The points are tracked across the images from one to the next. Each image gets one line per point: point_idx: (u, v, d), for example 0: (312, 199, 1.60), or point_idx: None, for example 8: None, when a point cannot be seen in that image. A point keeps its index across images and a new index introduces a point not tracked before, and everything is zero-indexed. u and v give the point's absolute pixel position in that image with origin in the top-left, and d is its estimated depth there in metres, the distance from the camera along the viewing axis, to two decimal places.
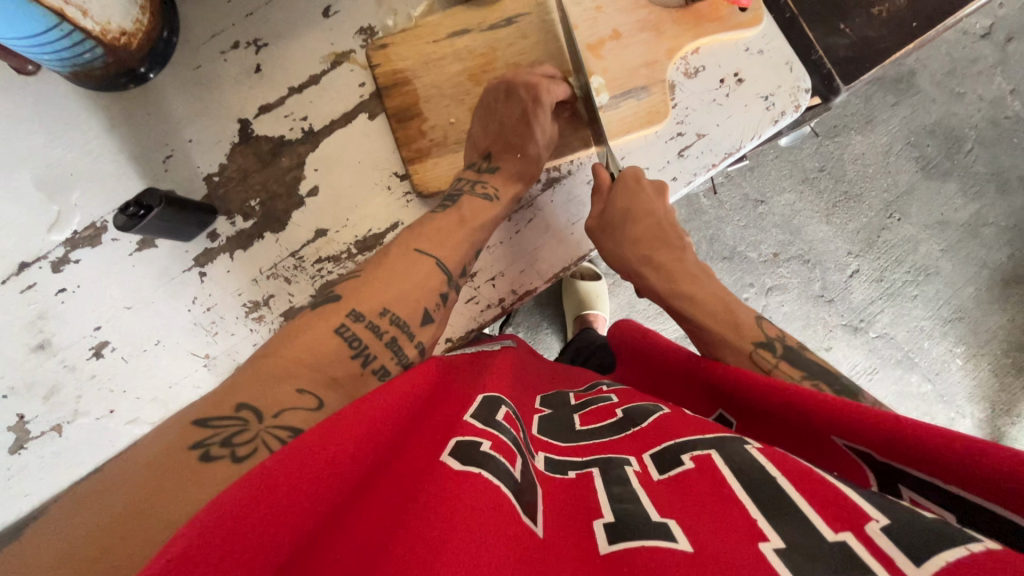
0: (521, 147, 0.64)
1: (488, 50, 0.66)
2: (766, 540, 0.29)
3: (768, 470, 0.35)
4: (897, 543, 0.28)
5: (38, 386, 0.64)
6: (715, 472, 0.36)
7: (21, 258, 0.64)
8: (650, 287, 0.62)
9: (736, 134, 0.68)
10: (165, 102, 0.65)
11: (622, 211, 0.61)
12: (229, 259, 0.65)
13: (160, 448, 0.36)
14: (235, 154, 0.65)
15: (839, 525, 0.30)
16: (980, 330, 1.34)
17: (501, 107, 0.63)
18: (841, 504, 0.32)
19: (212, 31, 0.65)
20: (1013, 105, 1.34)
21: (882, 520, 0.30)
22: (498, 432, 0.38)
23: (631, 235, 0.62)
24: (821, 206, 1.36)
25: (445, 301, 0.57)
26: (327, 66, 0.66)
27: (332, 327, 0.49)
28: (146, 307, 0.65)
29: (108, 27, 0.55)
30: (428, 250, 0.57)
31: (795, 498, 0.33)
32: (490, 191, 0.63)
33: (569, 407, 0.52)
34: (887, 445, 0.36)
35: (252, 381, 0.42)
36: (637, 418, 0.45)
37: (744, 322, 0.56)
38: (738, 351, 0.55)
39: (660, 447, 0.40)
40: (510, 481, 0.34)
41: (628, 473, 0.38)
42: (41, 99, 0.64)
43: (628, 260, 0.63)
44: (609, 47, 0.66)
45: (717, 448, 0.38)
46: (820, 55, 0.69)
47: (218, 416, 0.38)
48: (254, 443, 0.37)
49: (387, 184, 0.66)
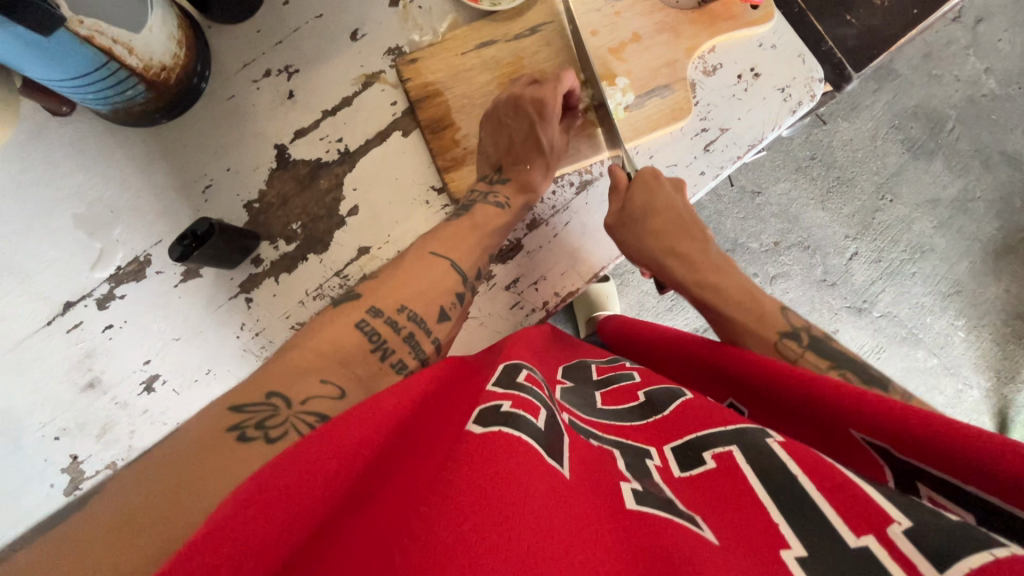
0: (530, 159, 0.66)
1: (514, 59, 0.68)
2: (788, 547, 0.29)
3: (789, 468, 0.35)
4: (919, 545, 0.28)
5: (90, 425, 0.64)
6: (738, 473, 0.36)
7: (65, 298, 0.64)
8: (674, 278, 0.63)
9: (758, 126, 0.70)
10: (202, 133, 0.66)
11: (641, 207, 0.62)
12: (275, 283, 0.66)
13: (200, 429, 0.37)
14: (273, 180, 0.66)
15: (862, 528, 0.30)
16: (979, 302, 1.38)
17: (510, 120, 0.65)
18: (864, 504, 0.32)
19: (244, 61, 0.66)
20: (989, 84, 1.39)
21: (905, 521, 0.30)
22: (517, 392, 0.39)
23: (651, 228, 0.62)
24: (815, 193, 1.40)
25: (460, 300, 0.58)
26: (358, 88, 0.67)
27: (353, 322, 0.50)
28: (195, 337, 0.65)
29: (151, 63, 0.56)
30: (444, 253, 0.59)
31: (816, 498, 0.33)
32: (501, 199, 0.65)
33: (592, 384, 0.54)
34: (910, 446, 0.38)
35: (282, 373, 0.43)
36: (659, 403, 0.47)
37: (770, 311, 0.58)
38: (764, 341, 0.56)
39: (682, 441, 0.41)
40: (535, 433, 0.35)
41: (650, 469, 0.39)
42: (77, 138, 0.64)
43: (656, 255, 0.64)
44: (631, 49, 0.69)
45: (738, 442, 0.39)
46: (830, 46, 0.72)
47: (251, 402, 0.39)
48: (285, 425, 0.39)
49: (426, 199, 0.68)
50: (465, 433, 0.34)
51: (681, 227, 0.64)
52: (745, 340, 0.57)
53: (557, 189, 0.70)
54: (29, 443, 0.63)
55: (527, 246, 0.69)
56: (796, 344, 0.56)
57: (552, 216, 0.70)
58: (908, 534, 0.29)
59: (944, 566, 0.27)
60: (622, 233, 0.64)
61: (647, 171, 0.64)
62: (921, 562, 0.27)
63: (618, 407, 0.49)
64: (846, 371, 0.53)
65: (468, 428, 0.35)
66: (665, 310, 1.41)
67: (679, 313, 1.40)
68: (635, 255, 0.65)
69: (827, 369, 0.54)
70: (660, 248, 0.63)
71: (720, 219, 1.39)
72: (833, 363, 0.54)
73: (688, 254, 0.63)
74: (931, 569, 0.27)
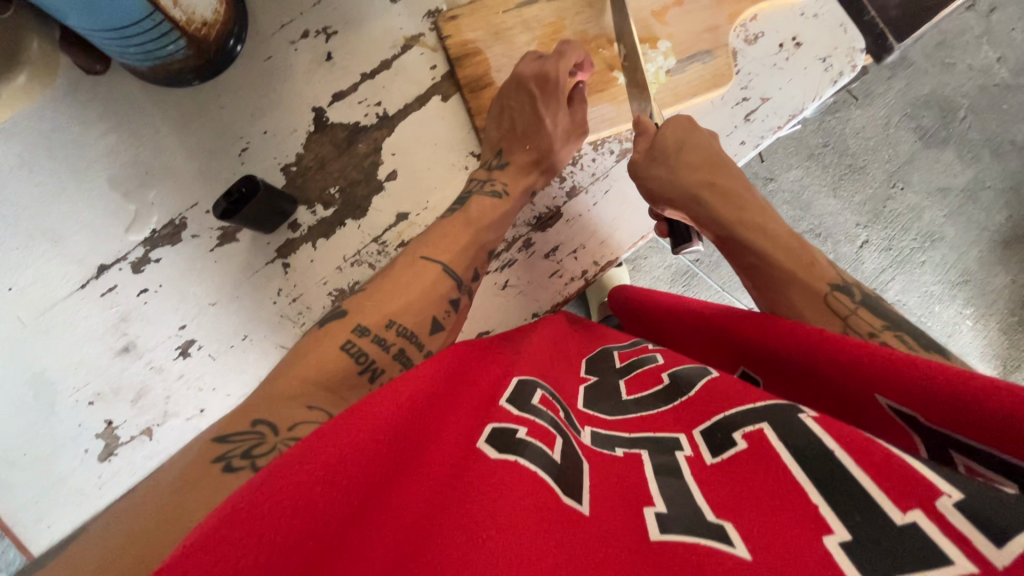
0: (533, 138, 0.64)
1: (555, 19, 0.67)
2: (830, 533, 0.28)
3: (823, 443, 0.33)
4: (971, 519, 0.26)
5: (125, 390, 0.63)
6: (770, 452, 0.34)
7: (99, 261, 0.63)
8: (712, 212, 0.60)
9: (799, 97, 0.69)
10: (239, 93, 0.64)
11: (676, 142, 0.62)
12: (312, 249, 0.65)
13: (185, 466, 0.36)
14: (311, 143, 0.65)
15: (905, 502, 0.28)
16: (987, 291, 1.39)
17: (512, 101, 0.64)
18: (908, 474, 0.29)
19: (282, 21, 0.65)
20: (1001, 73, 1.39)
21: (955, 493, 0.28)
22: (532, 416, 0.38)
23: (682, 162, 0.61)
24: (827, 180, 1.40)
25: (456, 308, 0.58)
26: (398, 50, 0.66)
27: (339, 344, 0.49)
28: (231, 303, 0.64)
29: (193, 17, 0.55)
30: (434, 257, 0.58)
31: (850, 468, 0.31)
32: (498, 188, 0.63)
33: (615, 372, 0.53)
34: (929, 401, 0.36)
35: (266, 403, 0.42)
36: (683, 385, 0.45)
37: (821, 262, 0.55)
38: (810, 291, 0.53)
39: (711, 423, 0.39)
40: (549, 465, 0.34)
41: (679, 460, 0.37)
42: (112, 97, 0.63)
43: (691, 188, 0.61)
44: (674, 13, 0.68)
45: (770, 422, 0.36)
46: (872, 16, 0.71)
47: (237, 432, 0.38)
48: (273, 452, 0.37)
49: (465, 164, 0.67)
50: (480, 456, 0.33)
51: (714, 161, 0.62)
52: (787, 289, 0.54)
53: (596, 156, 0.69)
54: (62, 408, 0.62)
55: (566, 214, 0.68)
56: (849, 300, 0.53)
57: (591, 184, 0.69)
58: (959, 506, 0.27)
59: (1004, 542, 0.24)
60: (651, 169, 0.63)
61: (683, 116, 0.64)
62: (980, 542, 0.25)
63: (641, 395, 0.47)
64: (904, 333, 0.49)
65: (479, 447, 0.34)
66: None
67: (691, 298, 1.40)
68: (666, 194, 0.62)
69: (879, 327, 0.50)
70: (698, 181, 0.61)
71: None
72: (887, 321, 0.51)
73: (730, 190, 0.60)
74: (990, 544, 0.25)
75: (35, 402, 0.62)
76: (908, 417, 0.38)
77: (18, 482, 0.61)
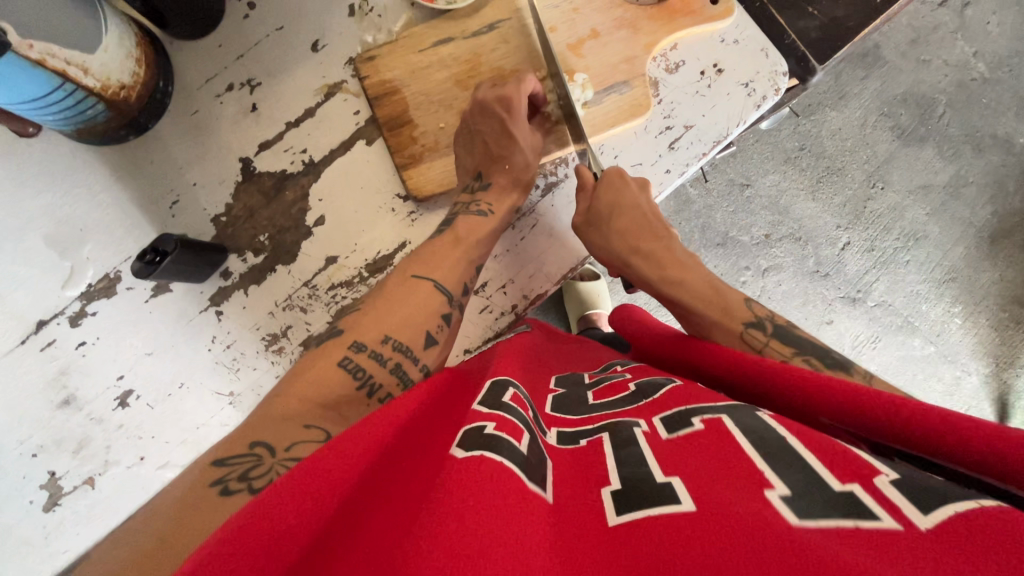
0: (507, 158, 0.66)
1: (471, 56, 0.68)
2: (772, 487, 0.29)
3: (777, 429, 0.35)
4: (903, 493, 0.28)
5: (67, 441, 0.65)
6: (721, 427, 0.36)
7: (37, 317, 0.65)
8: (640, 275, 0.64)
9: (722, 122, 0.70)
10: (167, 148, 0.66)
11: (609, 206, 0.62)
12: (243, 295, 0.67)
13: (185, 489, 0.37)
14: (239, 193, 0.67)
15: (846, 475, 0.30)
16: (975, 288, 1.37)
17: (479, 125, 0.65)
18: (845, 455, 0.32)
19: (206, 75, 0.67)
20: (978, 67, 1.37)
21: (892, 474, 0.30)
22: (503, 413, 0.39)
23: (615, 228, 0.63)
24: (804, 183, 1.39)
25: (447, 323, 0.59)
26: (320, 98, 0.68)
27: (336, 362, 0.51)
28: (167, 352, 0.66)
29: (108, 82, 0.57)
30: (425, 275, 0.59)
31: (800, 450, 0.33)
32: (484, 207, 0.65)
33: (583, 386, 0.53)
34: (883, 431, 0.37)
35: (263, 424, 0.43)
36: (649, 389, 0.46)
37: (734, 304, 0.58)
38: (729, 332, 0.56)
39: (673, 411, 0.40)
40: (517, 456, 0.34)
41: (637, 435, 0.38)
42: (45, 158, 0.65)
43: (621, 254, 0.64)
44: (589, 46, 0.69)
45: (729, 413, 0.38)
46: (793, 39, 0.71)
47: (234, 454, 0.39)
48: (269, 474, 0.39)
49: (391, 207, 0.68)
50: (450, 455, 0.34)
51: (642, 224, 0.64)
52: (713, 334, 0.57)
53: None
54: (6, 461, 0.64)
55: (495, 250, 0.69)
56: (762, 333, 0.56)
57: (518, 219, 0.70)
58: (896, 484, 0.29)
59: (929, 511, 0.27)
60: (589, 232, 0.65)
61: (613, 169, 0.64)
62: (908, 509, 0.27)
63: (607, 399, 0.47)
64: (857, 339, 0.53)
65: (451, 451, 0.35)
66: (656, 306, 1.40)
67: (671, 309, 1.39)
68: (601, 254, 0.65)
69: (788, 354, 0.54)
70: (625, 247, 0.64)
71: (710, 214, 1.39)
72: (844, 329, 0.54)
73: (654, 252, 0.64)
74: (918, 513, 0.27)
75: None
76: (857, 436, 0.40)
77: None
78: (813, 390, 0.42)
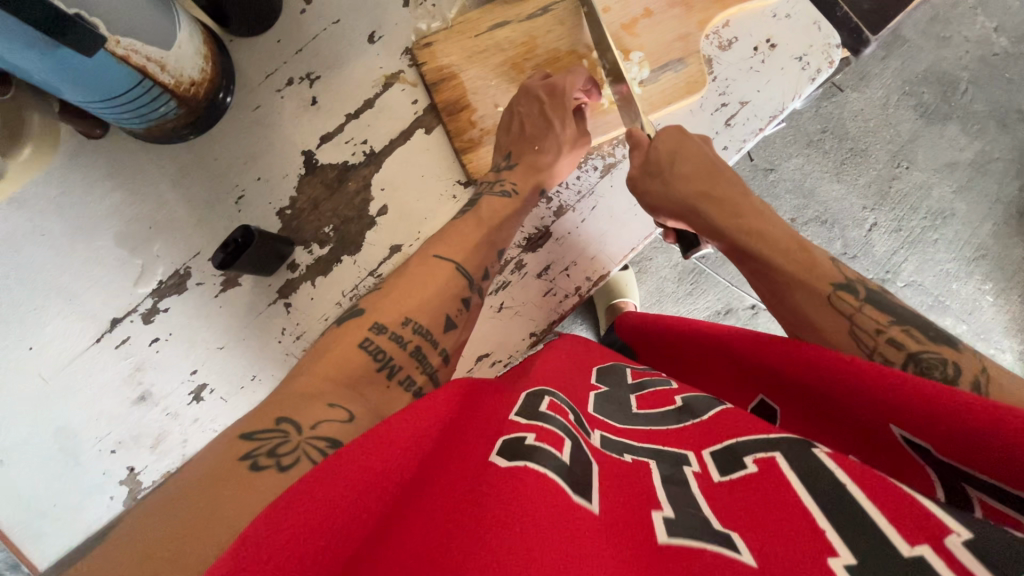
0: (541, 139, 0.66)
1: (527, 39, 0.69)
2: (835, 555, 0.27)
3: (838, 476, 0.32)
4: (983, 560, 0.26)
5: (144, 436, 0.65)
6: (778, 475, 0.34)
7: (112, 315, 0.66)
8: (709, 221, 0.61)
9: (778, 97, 0.70)
10: (231, 143, 0.67)
11: (668, 151, 0.63)
12: (311, 287, 0.67)
13: (212, 461, 0.35)
14: (304, 185, 0.68)
15: (915, 535, 0.28)
16: (1007, 265, 1.35)
17: (521, 107, 0.66)
18: (912, 510, 0.29)
19: (267, 71, 0.68)
20: (1000, 42, 1.36)
21: (964, 533, 0.27)
22: (544, 423, 0.37)
23: (680, 170, 0.62)
24: (829, 165, 1.35)
25: (467, 306, 0.58)
26: (379, 89, 0.68)
27: (357, 343, 0.50)
28: (238, 345, 0.67)
29: (181, 79, 0.58)
30: (447, 255, 0.59)
31: (861, 501, 0.30)
32: (508, 187, 0.65)
33: (626, 388, 0.52)
34: (955, 438, 0.35)
35: (287, 400, 0.42)
36: (699, 409, 0.44)
37: (823, 263, 0.54)
38: (814, 293, 0.52)
39: (722, 445, 0.38)
40: (560, 469, 0.33)
41: (685, 474, 0.37)
42: (114, 158, 0.66)
43: (689, 200, 0.62)
44: (643, 24, 0.69)
45: (782, 452, 0.35)
46: (846, 11, 0.72)
47: (262, 429, 0.38)
48: (297, 453, 0.37)
49: (452, 193, 0.68)
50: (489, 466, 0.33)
51: (709, 173, 0.62)
52: (792, 292, 0.54)
53: (581, 174, 0.71)
54: (86, 458, 0.65)
55: (556, 233, 0.69)
56: (853, 297, 0.52)
57: (578, 202, 0.70)
58: (968, 545, 0.26)
59: (1008, 574, 0.24)
60: (645, 182, 0.64)
61: (672, 126, 0.64)
62: (982, 573, 0.25)
63: (651, 411, 0.46)
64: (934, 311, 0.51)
65: (491, 460, 0.33)
66: (684, 294, 1.37)
67: (699, 296, 1.36)
68: (666, 202, 0.63)
69: (886, 323, 0.49)
70: (693, 194, 0.62)
71: None
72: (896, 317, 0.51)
73: (727, 199, 0.61)
74: None
75: (60, 455, 0.65)
76: (918, 447, 0.38)
77: (50, 533, 0.64)
78: (871, 387, 0.40)
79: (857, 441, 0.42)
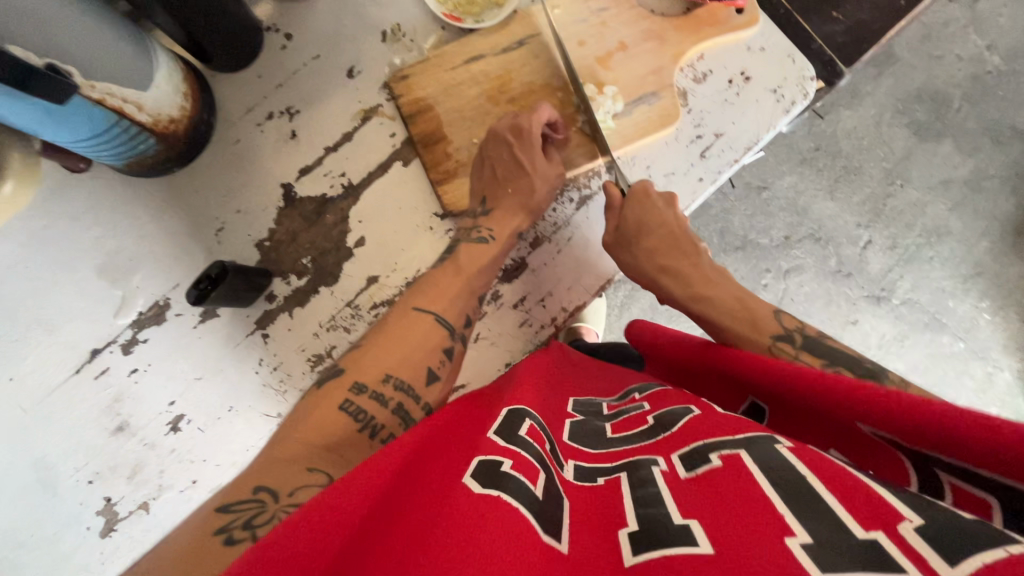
0: (513, 181, 0.67)
1: (502, 72, 0.70)
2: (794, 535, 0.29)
3: (798, 468, 0.34)
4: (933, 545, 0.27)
5: (121, 467, 0.66)
6: (743, 470, 0.35)
7: (91, 346, 0.66)
8: (667, 293, 0.66)
9: (753, 129, 0.70)
10: (213, 176, 0.68)
11: (635, 222, 0.64)
12: (289, 318, 0.68)
13: (191, 536, 0.38)
14: (282, 218, 0.68)
15: (871, 523, 0.29)
16: (1003, 283, 1.35)
17: (490, 152, 0.67)
18: (875, 502, 0.31)
19: (248, 105, 0.69)
20: (992, 60, 1.36)
21: (916, 519, 0.29)
22: (519, 449, 0.39)
23: (644, 247, 0.65)
24: (823, 184, 1.38)
25: (450, 356, 0.58)
26: (358, 122, 0.70)
27: (336, 404, 0.50)
28: (216, 375, 0.67)
29: (160, 117, 0.59)
30: (428, 307, 0.59)
31: (820, 492, 0.32)
32: (485, 233, 0.65)
33: (601, 416, 0.51)
34: (920, 433, 0.36)
35: (267, 467, 0.43)
36: (667, 421, 0.44)
37: (761, 318, 0.59)
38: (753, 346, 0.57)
39: (689, 447, 0.39)
40: (527, 497, 0.34)
41: (655, 474, 0.38)
42: (97, 191, 0.67)
43: (651, 277, 0.67)
44: (617, 58, 0.70)
45: (746, 447, 0.37)
46: (820, 44, 0.73)
47: (239, 500, 0.40)
48: (272, 521, 0.38)
49: (429, 225, 0.69)
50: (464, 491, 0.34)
51: (671, 243, 0.66)
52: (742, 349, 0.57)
53: (557, 206, 0.71)
54: (63, 489, 0.65)
55: (531, 264, 0.70)
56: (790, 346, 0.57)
57: (553, 233, 0.71)
58: (920, 532, 0.28)
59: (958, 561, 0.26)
60: (617, 252, 0.67)
61: (637, 188, 0.66)
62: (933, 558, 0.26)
63: (627, 433, 0.46)
64: None
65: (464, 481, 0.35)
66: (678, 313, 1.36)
67: None
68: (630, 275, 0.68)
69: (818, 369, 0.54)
70: (652, 266, 0.66)
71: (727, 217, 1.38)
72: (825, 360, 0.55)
73: (682, 271, 0.66)
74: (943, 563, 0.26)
75: (38, 486, 0.65)
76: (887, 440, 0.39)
77: (27, 563, 0.64)
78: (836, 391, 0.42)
79: (841, 437, 0.44)
